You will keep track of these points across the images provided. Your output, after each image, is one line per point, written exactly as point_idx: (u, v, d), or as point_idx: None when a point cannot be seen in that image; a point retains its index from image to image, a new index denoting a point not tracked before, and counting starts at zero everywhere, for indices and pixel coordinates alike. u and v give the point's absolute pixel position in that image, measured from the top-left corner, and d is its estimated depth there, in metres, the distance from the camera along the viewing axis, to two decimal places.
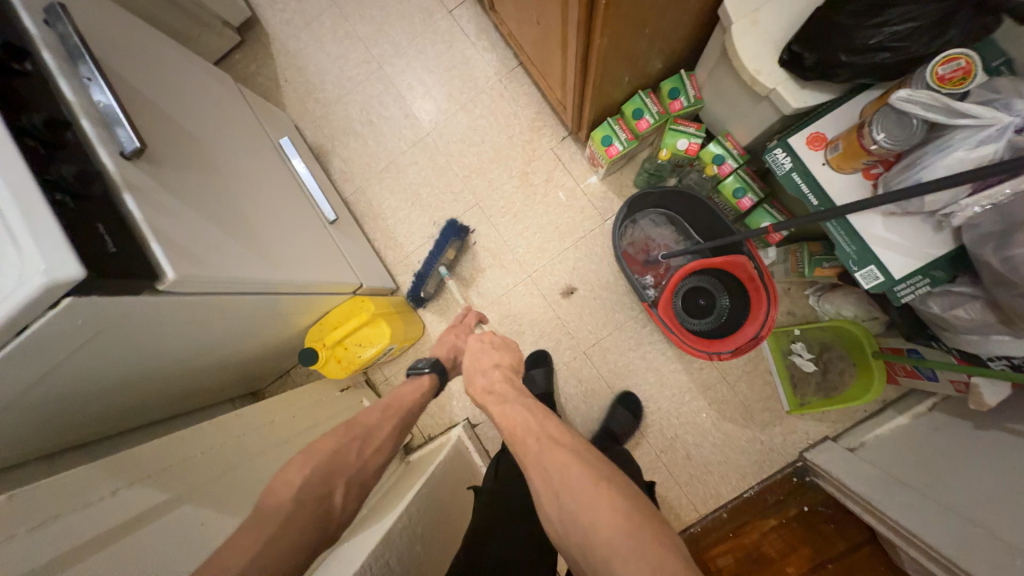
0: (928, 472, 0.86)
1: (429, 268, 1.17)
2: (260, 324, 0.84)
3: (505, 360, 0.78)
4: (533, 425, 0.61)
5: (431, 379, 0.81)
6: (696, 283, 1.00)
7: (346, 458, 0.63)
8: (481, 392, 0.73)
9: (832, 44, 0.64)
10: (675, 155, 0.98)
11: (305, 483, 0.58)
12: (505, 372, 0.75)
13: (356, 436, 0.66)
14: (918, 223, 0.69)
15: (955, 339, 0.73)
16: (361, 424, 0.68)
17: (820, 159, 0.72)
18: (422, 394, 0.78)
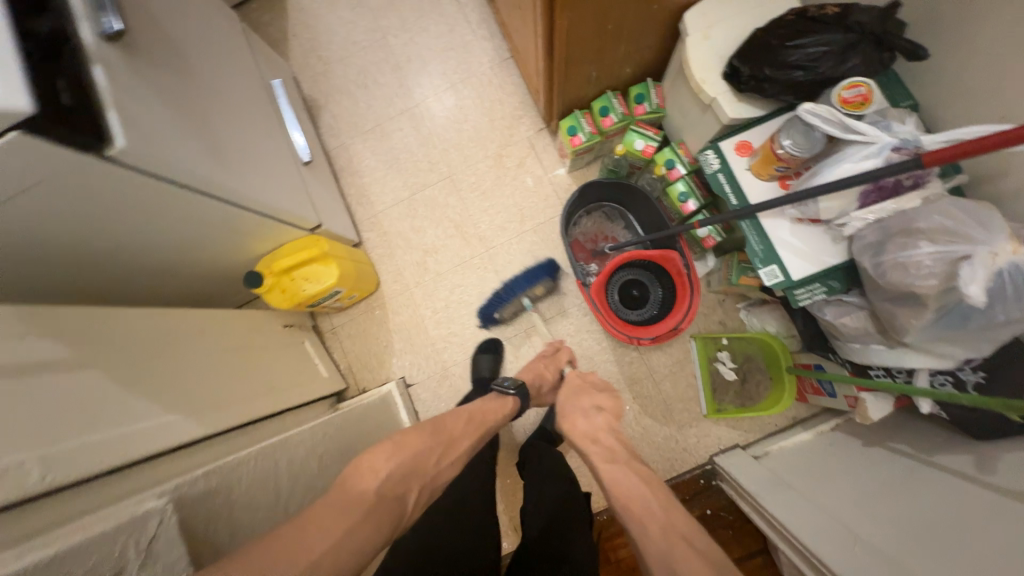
0: (813, 476, 0.90)
1: (512, 294, 1.14)
2: (212, 236, 0.88)
3: (606, 404, 0.87)
4: (652, 503, 0.64)
5: (513, 403, 0.86)
6: (634, 276, 1.05)
7: (426, 464, 0.67)
8: (587, 437, 0.80)
9: (761, 58, 0.72)
10: (632, 154, 1.06)
11: (389, 474, 0.62)
12: (607, 419, 0.82)
13: (440, 442, 0.71)
14: (819, 233, 0.75)
15: (843, 348, 0.79)
16: (445, 432, 0.73)
17: (743, 164, 0.79)
18: (503, 416, 0.84)
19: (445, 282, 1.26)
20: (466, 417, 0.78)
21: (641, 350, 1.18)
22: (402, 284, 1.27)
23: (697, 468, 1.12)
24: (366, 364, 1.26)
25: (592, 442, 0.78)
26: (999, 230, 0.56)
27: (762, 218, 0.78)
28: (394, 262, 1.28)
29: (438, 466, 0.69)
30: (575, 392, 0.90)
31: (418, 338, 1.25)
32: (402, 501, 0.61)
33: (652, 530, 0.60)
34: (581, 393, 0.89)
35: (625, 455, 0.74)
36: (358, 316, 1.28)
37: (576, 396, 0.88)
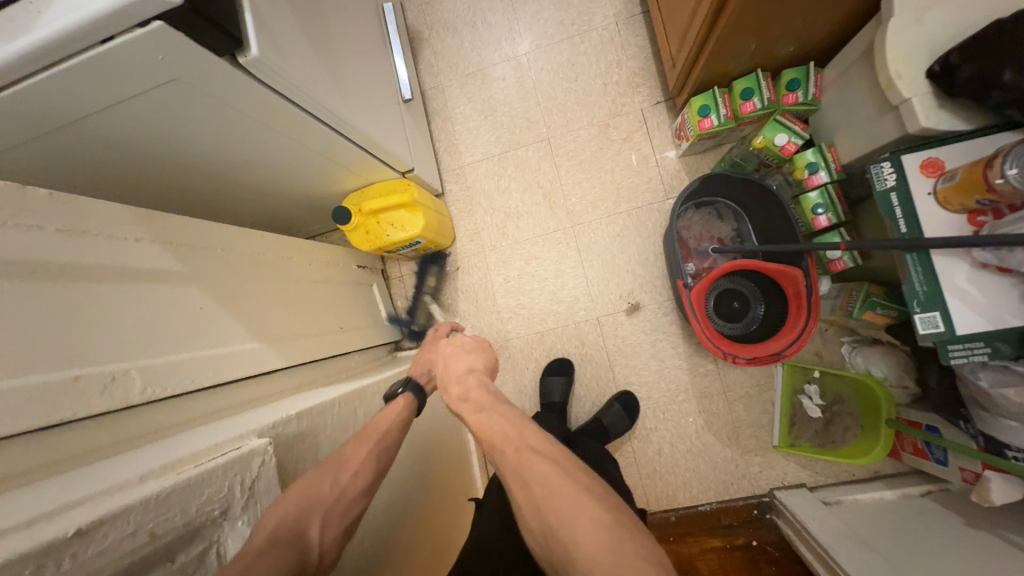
0: (897, 542, 0.82)
1: (417, 299, 1.25)
2: (310, 164, 0.84)
3: (478, 362, 0.71)
4: (509, 432, 0.54)
5: (407, 401, 0.65)
6: (737, 286, 0.95)
7: (317, 493, 0.46)
8: (457, 399, 0.65)
9: (999, 58, 0.57)
10: (768, 149, 0.92)
11: (274, 526, 0.42)
12: (481, 376, 0.67)
13: (331, 467, 0.49)
14: (1006, 285, 0.63)
15: (990, 423, 0.70)
16: (338, 455, 0.51)
17: (927, 187, 0.66)
18: (397, 415, 0.61)
19: (521, 252, 1.20)
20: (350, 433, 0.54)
21: (719, 364, 1.09)
22: (477, 245, 1.22)
23: (754, 497, 1.06)
24: (428, 318, 1.24)
25: (462, 402, 0.64)
26: None
27: (934, 255, 0.66)
28: (473, 221, 1.23)
29: (337, 490, 0.48)
30: (444, 363, 0.72)
31: (485, 303, 1.21)
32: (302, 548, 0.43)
33: (538, 480, 0.48)
34: (451, 359, 0.72)
35: (490, 399, 0.62)
36: (428, 270, 1.25)
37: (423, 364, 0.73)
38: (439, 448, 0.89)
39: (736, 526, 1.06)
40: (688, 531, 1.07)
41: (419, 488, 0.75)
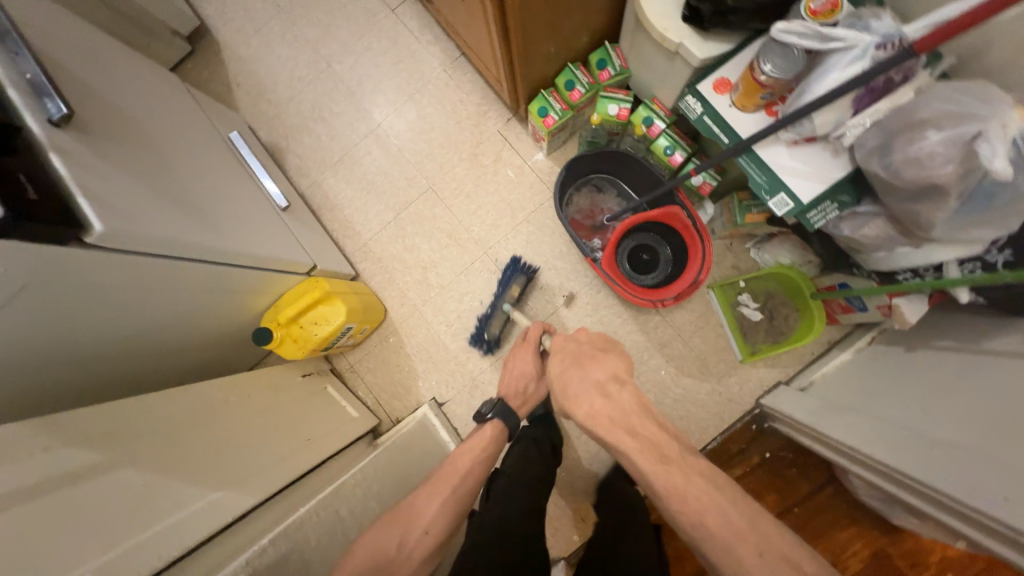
0: (865, 393, 0.90)
1: (495, 307, 1.17)
2: (211, 303, 0.85)
3: (621, 372, 0.72)
4: (729, 511, 0.56)
5: (494, 425, 0.84)
6: (640, 240, 1.03)
7: (390, 552, 0.64)
8: (612, 423, 0.65)
9: None
10: (607, 121, 1.03)
11: None
12: (633, 393, 0.68)
13: (400, 527, 0.67)
14: (819, 150, 0.74)
15: (869, 260, 0.79)
16: (405, 513, 0.69)
17: (727, 100, 0.78)
18: (482, 449, 0.80)
19: (452, 294, 1.24)
20: (427, 481, 0.73)
21: (662, 312, 1.16)
22: (409, 306, 1.25)
23: (747, 414, 1.11)
24: (394, 393, 1.23)
25: (623, 428, 0.64)
26: (1004, 101, 0.56)
27: (758, 150, 0.76)
28: (396, 286, 1.26)
29: (405, 543, 0.65)
30: (578, 368, 0.74)
31: (439, 354, 1.23)
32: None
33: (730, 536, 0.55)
34: (586, 362, 0.74)
35: (667, 443, 0.62)
36: (374, 348, 1.25)
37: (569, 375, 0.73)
38: None
39: (746, 447, 1.11)
40: None
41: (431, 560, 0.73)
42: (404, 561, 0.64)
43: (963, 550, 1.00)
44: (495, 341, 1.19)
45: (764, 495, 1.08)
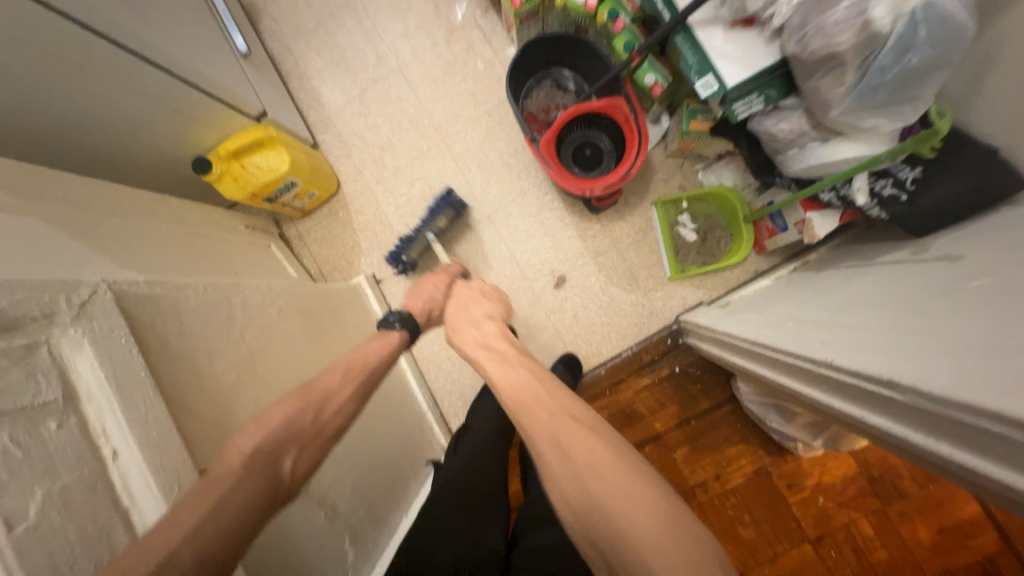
0: (765, 303, 0.94)
1: (417, 232, 1.14)
2: (153, 115, 0.87)
3: (496, 314, 0.78)
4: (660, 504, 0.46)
5: (400, 337, 0.75)
6: (586, 136, 1.05)
7: (300, 427, 0.55)
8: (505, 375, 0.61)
9: None
10: (575, 10, 1.01)
11: (257, 451, 0.51)
12: (499, 328, 0.74)
13: (314, 403, 0.57)
14: (754, 36, 0.74)
15: (784, 162, 0.80)
16: (317, 390, 0.59)
17: None
18: (387, 352, 0.72)
19: (405, 177, 1.26)
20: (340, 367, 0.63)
21: (603, 222, 1.18)
22: (362, 184, 1.27)
23: (665, 328, 1.15)
24: (336, 265, 1.27)
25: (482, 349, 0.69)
26: None
27: (695, 29, 0.76)
28: (352, 163, 1.28)
29: (317, 424, 0.57)
30: (459, 308, 0.80)
31: (384, 234, 1.26)
32: (278, 470, 0.51)
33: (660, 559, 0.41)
34: (472, 303, 0.80)
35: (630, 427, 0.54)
36: (323, 220, 1.28)
37: (493, 364, 0.64)
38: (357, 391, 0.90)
39: (658, 359, 1.15)
40: (619, 378, 1.16)
41: None
42: (314, 440, 0.56)
43: (839, 475, 1.07)
44: (408, 264, 1.18)
45: (665, 405, 1.14)
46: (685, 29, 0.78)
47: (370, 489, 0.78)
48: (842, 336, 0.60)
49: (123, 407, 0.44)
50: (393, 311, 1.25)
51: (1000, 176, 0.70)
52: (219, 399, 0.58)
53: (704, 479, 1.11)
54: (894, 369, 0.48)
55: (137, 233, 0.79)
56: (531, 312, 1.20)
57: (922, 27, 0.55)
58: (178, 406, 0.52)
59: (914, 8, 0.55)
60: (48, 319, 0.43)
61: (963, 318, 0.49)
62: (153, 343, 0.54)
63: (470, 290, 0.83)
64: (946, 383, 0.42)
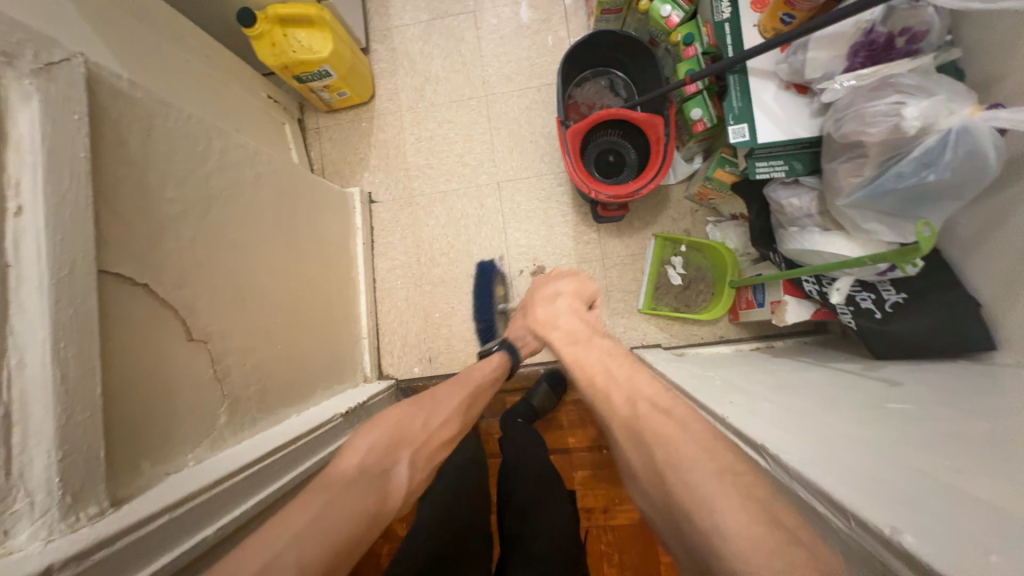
0: (712, 364, 0.94)
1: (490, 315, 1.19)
2: None
3: (576, 287, 0.78)
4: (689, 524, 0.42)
5: (503, 357, 0.87)
6: (616, 144, 1.04)
7: (411, 431, 0.66)
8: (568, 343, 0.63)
9: None
10: (655, 20, 1.00)
11: (368, 453, 0.60)
12: (574, 303, 0.74)
13: (425, 409, 0.71)
14: (802, 104, 0.73)
15: (782, 237, 0.79)
16: (431, 400, 0.73)
17: (753, 21, 0.77)
18: (493, 370, 0.84)
19: (436, 115, 1.26)
20: (449, 381, 0.78)
21: (600, 233, 1.18)
22: (394, 104, 1.27)
23: None
24: (338, 169, 1.27)
25: (552, 327, 0.69)
26: (965, 96, 0.55)
27: (751, 75, 0.75)
28: (393, 81, 1.27)
29: (427, 429, 0.68)
30: (535, 294, 0.81)
31: (395, 160, 1.26)
32: (391, 472, 0.59)
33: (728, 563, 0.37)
34: (545, 283, 0.82)
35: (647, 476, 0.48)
36: (344, 122, 1.28)
37: (566, 346, 0.63)
38: (297, 292, 0.90)
39: None
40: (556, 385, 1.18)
41: (263, 262, 0.80)
42: (423, 446, 0.66)
43: None
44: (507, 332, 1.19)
45: (585, 427, 1.14)
46: (742, 72, 0.76)
47: (269, 373, 0.79)
48: (751, 405, 0.60)
49: (49, 175, 0.44)
50: (371, 234, 1.25)
51: (971, 329, 0.69)
52: (155, 221, 0.59)
53: (590, 506, 1.08)
54: (773, 440, 0.48)
55: (157, 47, 0.78)
56: (499, 287, 1.20)
57: (949, 150, 0.55)
58: (108, 204, 0.52)
59: (951, 127, 0.54)
60: (9, 58, 0.42)
61: (865, 427, 0.49)
62: (107, 136, 0.53)
63: (547, 277, 0.86)
64: (812, 462, 0.42)
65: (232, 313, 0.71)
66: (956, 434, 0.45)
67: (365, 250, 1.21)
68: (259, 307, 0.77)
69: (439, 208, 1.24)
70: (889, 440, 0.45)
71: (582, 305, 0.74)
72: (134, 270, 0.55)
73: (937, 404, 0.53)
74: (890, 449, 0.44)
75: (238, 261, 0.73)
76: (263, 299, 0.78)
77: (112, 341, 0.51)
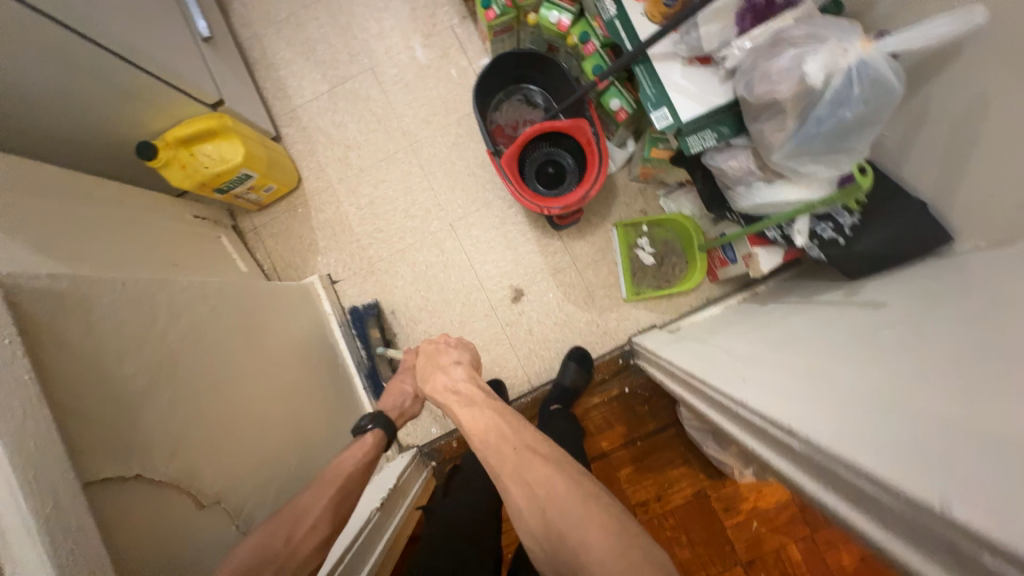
0: (706, 331, 0.97)
1: (370, 356, 1.17)
2: (102, 97, 0.82)
3: (466, 359, 0.83)
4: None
5: (374, 435, 0.88)
6: (551, 154, 1.05)
7: (278, 546, 0.64)
8: (446, 391, 0.76)
9: None
10: (547, 28, 1.01)
11: None
12: (466, 370, 0.79)
13: (287, 522, 0.67)
14: (709, 75, 0.76)
15: (732, 197, 0.82)
16: (294, 508, 0.69)
17: (639, 9, 0.79)
18: (362, 455, 0.83)
19: (369, 178, 1.24)
20: (316, 482, 0.75)
21: (564, 240, 1.19)
22: (324, 181, 1.25)
23: (618, 348, 1.16)
24: (291, 261, 1.24)
25: (451, 395, 0.75)
26: (853, 32, 0.59)
27: (654, 61, 0.77)
28: (315, 159, 1.25)
29: (290, 543, 0.66)
30: (427, 361, 0.84)
31: (343, 235, 1.24)
32: None
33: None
34: (438, 355, 0.84)
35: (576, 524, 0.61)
36: (280, 215, 1.25)
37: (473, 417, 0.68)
38: (294, 398, 0.88)
39: (609, 379, 1.16)
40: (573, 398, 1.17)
41: (251, 387, 0.78)
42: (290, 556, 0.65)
43: (773, 503, 1.05)
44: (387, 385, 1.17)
45: (613, 427, 1.14)
46: (646, 61, 0.79)
47: (288, 487, 0.77)
48: (765, 376, 0.61)
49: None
50: (346, 314, 1.22)
51: (925, 230, 0.74)
52: (126, 404, 0.56)
53: (646, 499, 1.08)
54: (804, 420, 0.49)
55: (68, 217, 0.74)
56: (375, 330, 1.18)
57: (855, 85, 0.58)
58: (71, 412, 0.49)
59: (850, 66, 0.57)
60: None
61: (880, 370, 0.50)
62: (47, 345, 0.50)
63: (438, 342, 0.87)
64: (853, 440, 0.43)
65: (237, 460, 0.68)
66: (952, 350, 0.47)
67: (345, 332, 1.19)
68: (260, 439, 0.74)
69: (402, 267, 1.22)
70: (908, 382, 0.46)
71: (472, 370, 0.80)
72: (121, 465, 0.52)
73: (925, 321, 0.56)
74: (913, 394, 0.45)
75: (225, 402, 0.70)
76: (260, 428, 0.75)
77: (123, 550, 0.48)
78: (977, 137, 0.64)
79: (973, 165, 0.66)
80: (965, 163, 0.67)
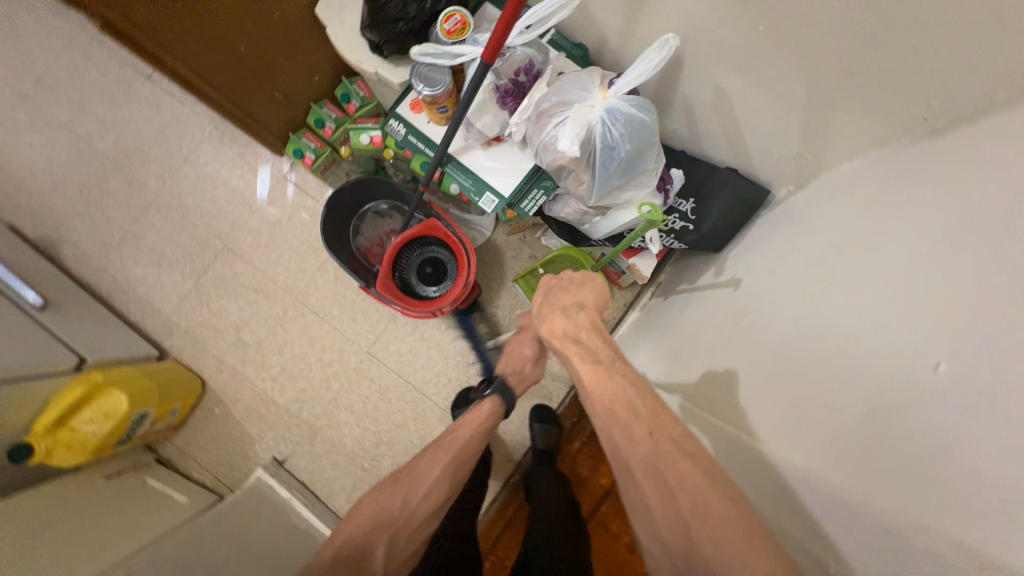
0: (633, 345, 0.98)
1: None
2: None
3: (589, 301, 0.69)
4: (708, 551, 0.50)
5: (491, 403, 0.76)
6: (423, 255, 1.07)
7: (391, 512, 0.63)
8: (564, 338, 0.65)
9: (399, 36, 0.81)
10: (363, 148, 1.05)
11: (349, 542, 0.60)
12: (590, 316, 0.67)
13: (404, 485, 0.65)
14: (508, 149, 0.81)
15: (587, 233, 0.87)
16: (409, 472, 0.67)
17: (423, 119, 0.86)
18: (479, 424, 0.74)
19: (271, 347, 1.21)
20: (433, 442, 0.70)
21: (477, 314, 1.20)
22: (228, 370, 1.21)
23: None
24: (231, 463, 1.18)
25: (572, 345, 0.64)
26: (590, 87, 0.68)
27: (460, 157, 0.82)
28: (210, 355, 1.21)
29: (408, 506, 0.63)
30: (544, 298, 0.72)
31: (270, 412, 1.19)
32: (368, 564, 0.59)
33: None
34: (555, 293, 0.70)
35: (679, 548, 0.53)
36: (199, 425, 1.20)
37: (584, 363, 0.61)
38: None
39: (579, 419, 1.12)
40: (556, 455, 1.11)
41: None
42: (405, 525, 0.62)
43: None
44: None
45: (606, 461, 1.05)
46: (451, 158, 0.83)
47: None
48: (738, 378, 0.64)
49: None
50: (307, 486, 1.16)
51: (748, 190, 0.81)
52: None
53: None
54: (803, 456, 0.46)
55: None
56: (517, 303, 1.19)
57: (615, 126, 0.67)
58: None
59: (601, 115, 0.66)
60: None
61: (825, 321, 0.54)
62: None
63: (560, 281, 0.72)
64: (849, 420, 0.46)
65: None
66: None
67: (313, 507, 1.13)
68: None
69: (341, 413, 1.19)
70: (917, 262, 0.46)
71: (596, 318, 0.68)
72: None
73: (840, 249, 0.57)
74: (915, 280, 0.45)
75: None
76: None
77: None
78: (735, 111, 0.73)
79: (748, 131, 0.74)
80: (742, 131, 0.75)
